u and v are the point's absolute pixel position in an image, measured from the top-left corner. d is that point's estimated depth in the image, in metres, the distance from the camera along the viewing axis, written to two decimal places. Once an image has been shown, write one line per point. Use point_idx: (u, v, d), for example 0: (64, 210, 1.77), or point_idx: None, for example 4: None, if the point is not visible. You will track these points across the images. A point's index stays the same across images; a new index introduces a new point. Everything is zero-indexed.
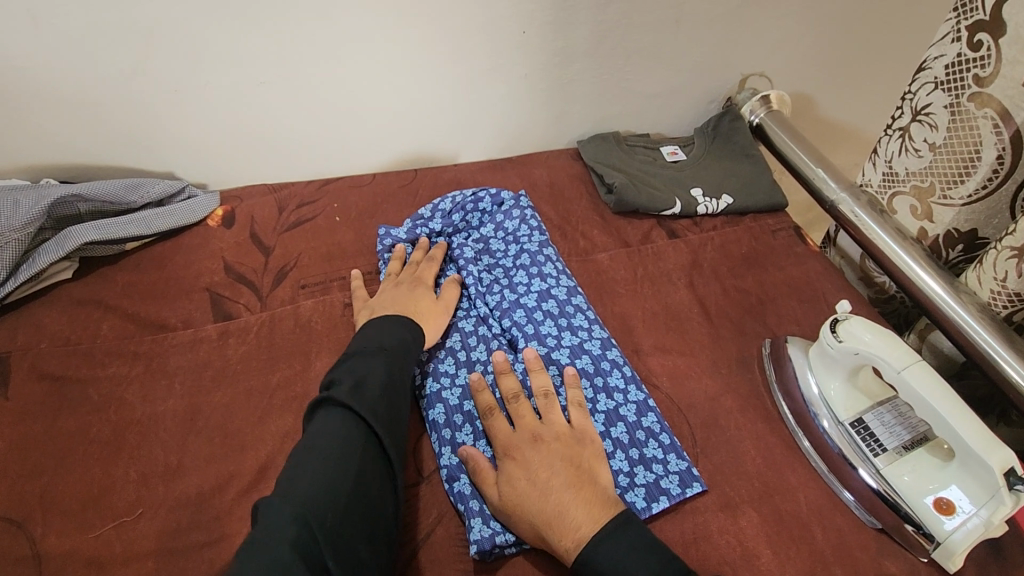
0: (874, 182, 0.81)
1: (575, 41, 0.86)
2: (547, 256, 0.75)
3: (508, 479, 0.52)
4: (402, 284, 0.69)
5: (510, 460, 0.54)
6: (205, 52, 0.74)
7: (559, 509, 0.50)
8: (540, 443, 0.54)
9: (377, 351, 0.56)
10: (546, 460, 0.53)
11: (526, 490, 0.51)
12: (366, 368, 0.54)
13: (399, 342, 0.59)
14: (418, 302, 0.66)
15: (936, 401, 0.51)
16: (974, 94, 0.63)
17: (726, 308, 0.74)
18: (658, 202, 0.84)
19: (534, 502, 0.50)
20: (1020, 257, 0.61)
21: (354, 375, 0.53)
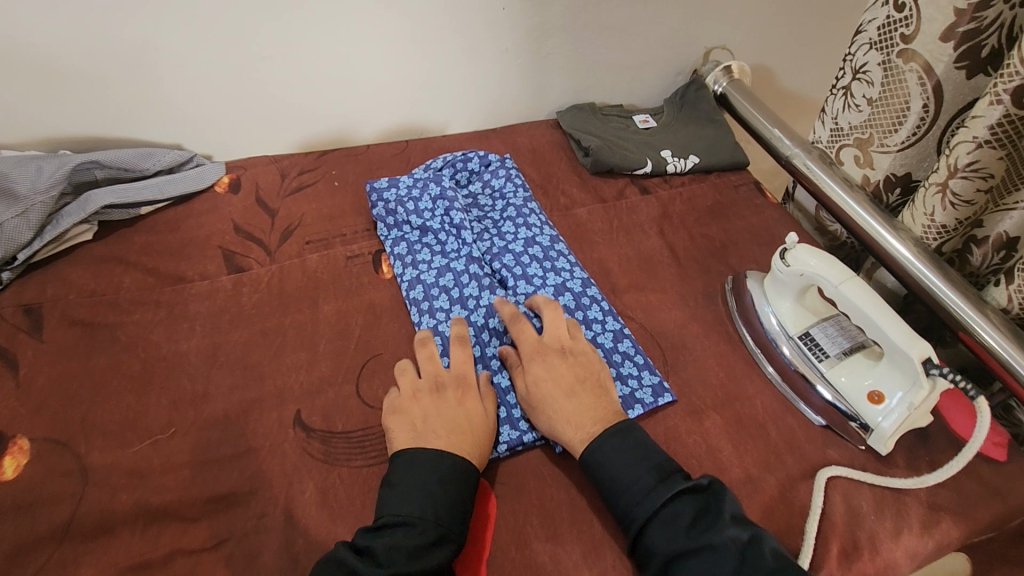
0: (824, 139, 0.90)
1: (552, 17, 0.94)
2: (532, 210, 0.82)
3: (536, 378, 0.61)
4: (447, 392, 0.60)
5: (538, 364, 0.62)
6: (211, 28, 0.80)
7: (578, 408, 0.59)
8: (567, 355, 0.63)
9: (428, 529, 0.50)
10: (571, 369, 0.62)
11: (552, 391, 0.60)
12: (406, 547, 0.49)
13: (458, 511, 0.52)
14: (470, 421, 0.58)
15: (868, 306, 0.59)
16: (901, 51, 0.72)
17: (694, 252, 0.83)
18: (631, 162, 0.92)
19: (557, 400, 0.59)
20: (943, 192, 0.70)
21: (390, 555, 0.48)
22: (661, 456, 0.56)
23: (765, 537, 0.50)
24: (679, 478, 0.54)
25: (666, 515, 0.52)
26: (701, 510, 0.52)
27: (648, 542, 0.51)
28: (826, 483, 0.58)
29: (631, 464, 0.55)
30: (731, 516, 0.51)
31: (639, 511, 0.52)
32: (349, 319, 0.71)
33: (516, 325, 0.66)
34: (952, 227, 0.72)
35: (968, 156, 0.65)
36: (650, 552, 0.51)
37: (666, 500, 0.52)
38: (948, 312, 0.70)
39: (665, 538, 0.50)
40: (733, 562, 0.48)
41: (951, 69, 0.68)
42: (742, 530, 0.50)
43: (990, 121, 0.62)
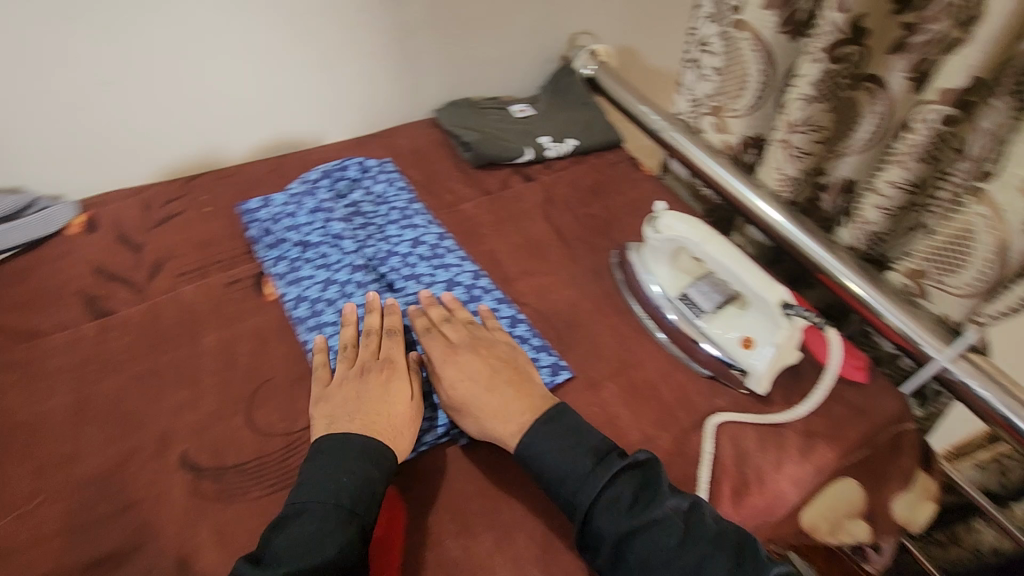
0: (684, 110, 0.94)
1: (411, 16, 0.93)
2: (416, 210, 0.82)
3: (451, 380, 0.60)
4: (365, 377, 0.60)
5: (455, 365, 0.61)
6: (37, 58, 0.74)
7: (502, 404, 0.59)
8: (481, 350, 0.63)
9: (328, 512, 0.49)
10: (487, 364, 0.61)
11: (473, 389, 0.59)
12: (307, 537, 0.48)
13: (363, 489, 0.51)
14: (391, 406, 0.58)
15: (728, 261, 0.63)
16: (733, 21, 0.77)
17: (579, 232, 0.85)
18: (510, 152, 0.94)
19: (478, 398, 0.59)
20: (785, 146, 0.76)
21: (291, 551, 0.47)
22: (595, 436, 0.56)
23: (701, 502, 0.54)
24: (616, 456, 0.55)
25: (610, 495, 0.53)
26: (642, 484, 0.54)
27: (594, 523, 0.52)
28: (715, 431, 0.62)
29: (568, 451, 0.55)
30: (670, 488, 0.54)
31: (581, 497, 0.53)
32: (233, 348, 0.68)
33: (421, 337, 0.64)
34: (799, 177, 0.79)
35: (800, 111, 0.71)
36: (597, 535, 0.51)
37: (607, 479, 0.53)
38: (806, 256, 0.76)
39: (611, 518, 0.52)
40: (680, 532, 0.51)
41: (776, 33, 0.74)
42: (683, 499, 0.53)
43: (812, 78, 0.67)
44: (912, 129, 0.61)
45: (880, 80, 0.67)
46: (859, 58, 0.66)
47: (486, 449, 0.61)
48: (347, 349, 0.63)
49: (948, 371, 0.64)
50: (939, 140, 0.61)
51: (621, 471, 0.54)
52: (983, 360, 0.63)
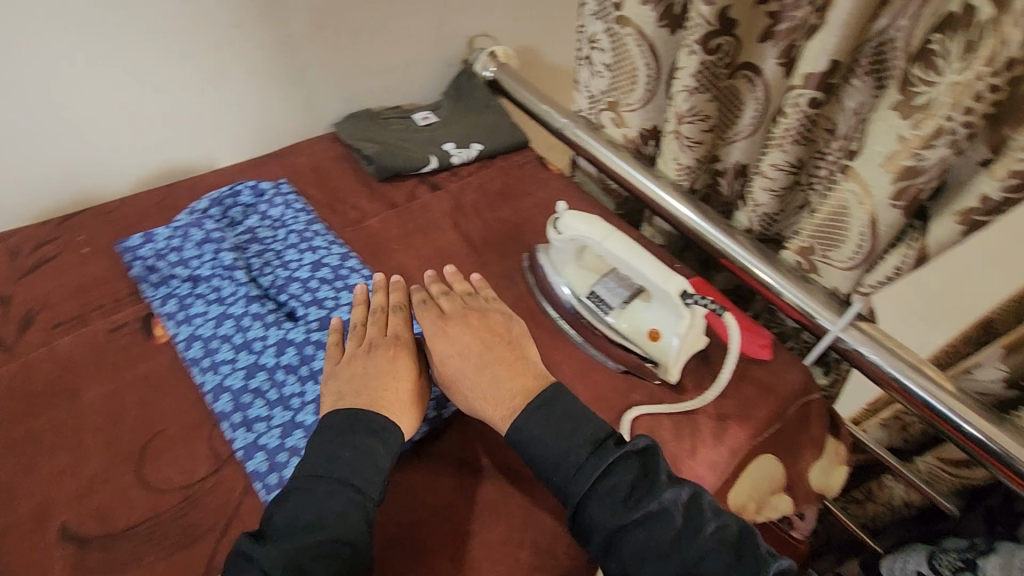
0: (585, 107, 0.94)
1: (295, 28, 0.89)
2: (316, 231, 0.77)
3: (441, 355, 0.61)
4: (376, 352, 0.60)
5: (444, 344, 0.61)
6: None
7: (492, 382, 0.59)
8: (476, 325, 0.63)
9: (331, 487, 0.50)
10: (478, 339, 0.61)
11: (466, 368, 0.60)
12: (306, 516, 0.48)
13: (368, 466, 0.52)
14: (400, 384, 0.58)
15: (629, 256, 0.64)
16: (617, 17, 0.77)
17: (488, 238, 0.84)
18: (414, 162, 0.92)
19: (470, 376, 0.59)
20: (678, 137, 0.77)
21: (289, 528, 0.48)
22: (590, 423, 0.55)
23: (701, 492, 0.54)
24: (612, 443, 0.54)
25: (606, 487, 0.52)
26: (641, 472, 0.53)
27: (589, 514, 0.51)
28: (632, 425, 0.63)
29: (561, 439, 0.54)
30: (667, 478, 0.53)
31: (575, 486, 0.52)
32: (120, 401, 0.62)
33: (415, 309, 0.65)
34: (695, 165, 0.81)
35: (686, 102, 0.72)
36: (592, 527, 0.51)
37: (600, 472, 0.52)
38: (709, 242, 0.78)
39: (608, 510, 0.51)
40: (676, 525, 0.50)
41: (657, 27, 0.75)
42: (682, 489, 0.53)
43: (692, 70, 0.69)
44: (785, 113, 0.63)
45: (755, 67, 0.69)
46: (732, 48, 0.68)
47: (407, 472, 0.60)
48: (354, 327, 0.63)
49: (841, 340, 0.67)
50: (811, 122, 0.63)
51: (620, 461, 0.53)
52: (869, 326, 0.67)
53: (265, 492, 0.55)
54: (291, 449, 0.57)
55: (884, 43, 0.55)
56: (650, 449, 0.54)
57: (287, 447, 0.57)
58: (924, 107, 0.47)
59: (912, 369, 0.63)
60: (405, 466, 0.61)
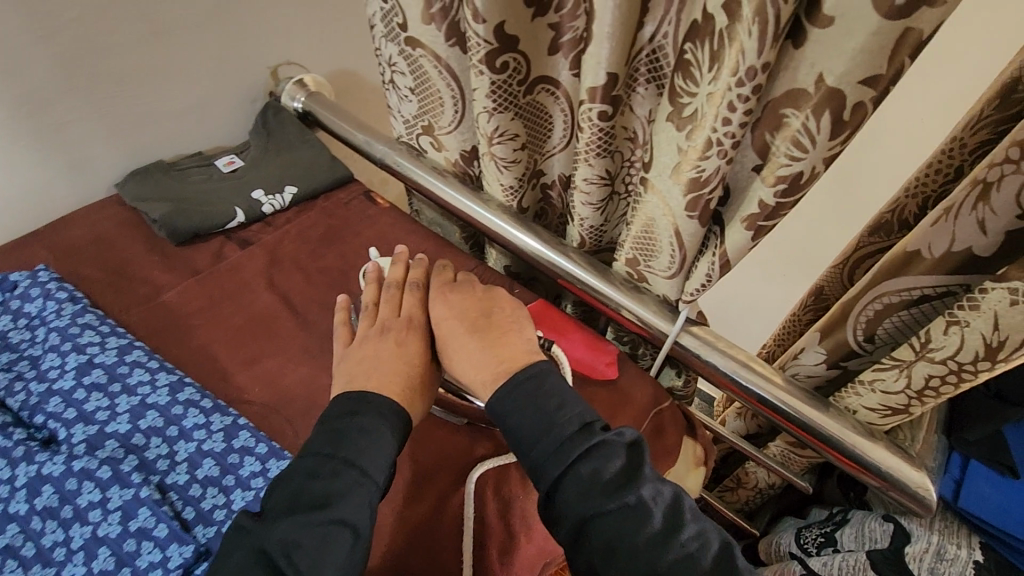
0: (403, 133, 0.87)
1: (34, 81, 0.74)
2: (85, 324, 0.63)
3: (446, 323, 0.60)
4: (389, 334, 0.59)
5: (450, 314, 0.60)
6: None
7: (488, 349, 0.57)
8: (477, 291, 0.63)
9: (336, 468, 0.48)
10: (478, 305, 0.61)
11: (469, 334, 0.58)
12: (309, 500, 0.46)
13: (381, 454, 0.50)
14: (403, 369, 0.56)
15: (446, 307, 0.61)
16: (406, 39, 0.71)
17: (311, 293, 0.75)
18: (214, 219, 0.81)
19: (471, 342, 0.57)
20: (493, 159, 0.73)
21: (289, 507, 0.46)
22: (579, 403, 0.52)
23: (682, 494, 0.51)
24: (598, 427, 0.51)
25: (584, 472, 0.48)
26: (626, 464, 0.50)
27: (559, 497, 0.48)
28: (477, 485, 0.57)
29: (540, 419, 0.51)
30: (651, 473, 0.50)
31: (551, 465, 0.49)
32: None
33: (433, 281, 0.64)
34: (518, 184, 0.77)
35: (490, 123, 0.68)
36: (563, 510, 0.48)
37: (578, 454, 0.49)
38: (545, 264, 0.75)
39: (580, 495, 0.48)
40: (653, 527, 0.47)
41: (447, 48, 0.69)
42: (666, 487, 0.50)
43: (486, 90, 0.65)
44: (581, 128, 0.60)
45: (552, 80, 0.66)
46: (522, 64, 0.64)
47: None
48: (366, 309, 0.62)
49: (678, 347, 0.66)
50: (609, 134, 0.61)
51: (613, 450, 0.49)
52: (702, 330, 0.66)
53: None
54: None
55: (656, 49, 0.54)
56: (638, 447, 0.51)
57: None
58: (692, 117, 0.46)
59: (745, 367, 0.63)
60: None
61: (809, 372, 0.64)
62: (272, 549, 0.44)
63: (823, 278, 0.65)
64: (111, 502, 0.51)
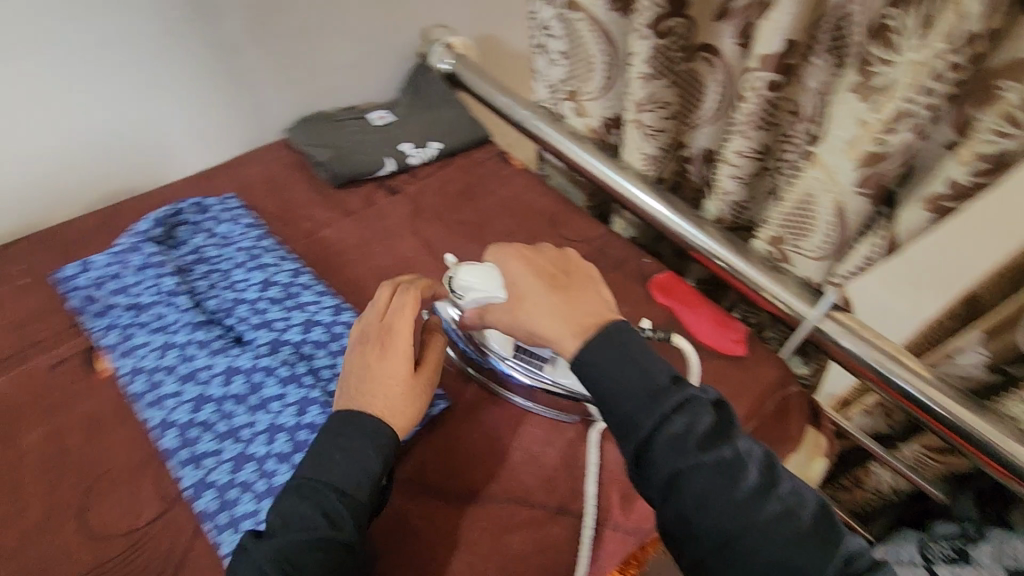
0: (545, 98, 0.90)
1: (233, 31, 0.84)
2: (264, 248, 0.75)
3: (525, 301, 0.58)
4: (369, 347, 0.56)
5: (529, 290, 0.58)
6: None
7: (562, 314, 0.55)
8: (541, 268, 0.60)
9: (319, 487, 0.49)
10: (547, 281, 0.58)
11: (548, 303, 0.56)
12: (300, 515, 0.48)
13: (364, 472, 0.50)
14: (391, 388, 0.54)
15: (522, 278, 0.59)
16: (567, 3, 0.73)
17: (450, 242, 0.80)
18: (369, 165, 0.88)
19: (546, 314, 0.56)
20: (639, 126, 0.74)
21: (283, 524, 0.48)
22: (662, 361, 0.52)
23: (772, 455, 0.51)
24: (685, 383, 0.51)
25: (676, 427, 0.48)
26: (716, 420, 0.50)
27: (650, 452, 0.48)
28: (600, 436, 0.60)
29: (626, 371, 0.50)
30: (741, 430, 0.51)
31: (644, 417, 0.49)
32: (60, 443, 0.60)
33: (504, 260, 0.61)
34: (660, 153, 0.77)
35: (643, 90, 0.69)
36: (656, 464, 0.48)
37: (671, 407, 0.49)
38: (678, 235, 0.75)
39: (673, 448, 0.48)
40: (748, 483, 0.48)
41: (610, 11, 0.71)
42: (756, 446, 0.50)
43: (645, 56, 0.66)
44: (743, 98, 0.60)
45: (712, 48, 0.66)
46: (686, 30, 0.65)
47: None
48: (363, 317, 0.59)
49: (816, 332, 0.64)
50: (773, 106, 0.60)
51: (698, 403, 0.50)
52: (845, 317, 0.63)
53: (215, 532, 0.53)
54: (242, 485, 0.54)
55: (842, 18, 0.51)
56: (723, 410, 0.51)
57: (237, 483, 0.55)
58: (883, 89, 0.45)
59: (891, 360, 0.60)
60: None
61: (960, 375, 0.61)
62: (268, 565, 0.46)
63: (979, 284, 0.61)
64: (289, 397, 0.59)
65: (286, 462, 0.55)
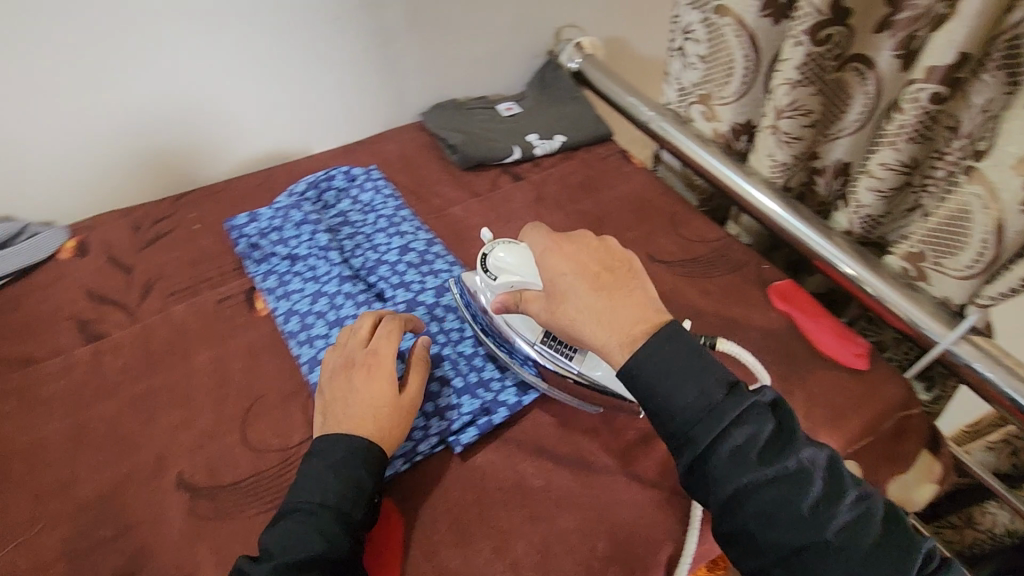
0: (673, 100, 0.92)
1: (391, 20, 0.92)
2: (403, 217, 0.82)
3: (570, 300, 0.54)
4: (354, 372, 0.58)
5: (573, 289, 0.54)
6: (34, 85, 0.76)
7: (609, 321, 0.52)
8: (584, 263, 0.55)
9: (311, 508, 0.50)
10: (591, 279, 0.54)
11: (593, 306, 0.52)
12: (300, 533, 0.48)
13: (353, 490, 0.51)
14: (376, 408, 0.55)
15: (566, 274, 0.55)
16: (716, 7, 0.75)
17: (571, 230, 0.84)
18: (498, 152, 0.93)
19: (590, 319, 0.52)
20: (775, 132, 0.74)
21: (285, 543, 0.48)
22: (721, 363, 0.49)
23: (837, 458, 0.48)
24: (743, 388, 0.48)
25: (737, 439, 0.45)
26: (776, 428, 0.47)
27: (709, 468, 0.46)
28: None
29: (684, 377, 0.47)
30: (804, 435, 0.47)
31: (704, 429, 0.46)
32: (225, 367, 0.68)
33: (547, 250, 0.57)
34: (792, 162, 0.77)
35: (787, 96, 0.69)
36: (718, 479, 0.46)
37: (732, 418, 0.46)
38: (802, 244, 0.75)
39: (735, 462, 0.45)
40: (815, 493, 0.45)
41: (760, 18, 0.72)
42: (820, 451, 0.47)
43: (797, 61, 0.67)
44: (901, 109, 0.60)
45: (867, 60, 0.67)
46: (843, 38, 0.65)
47: (484, 454, 0.60)
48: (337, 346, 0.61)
49: (950, 354, 0.63)
50: (931, 119, 0.60)
51: (755, 411, 0.47)
52: (983, 340, 0.62)
53: None
54: None
55: (1019, 36, 0.52)
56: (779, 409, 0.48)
57: None
58: None
59: None
60: (479, 445, 0.61)
61: None
62: None
63: None
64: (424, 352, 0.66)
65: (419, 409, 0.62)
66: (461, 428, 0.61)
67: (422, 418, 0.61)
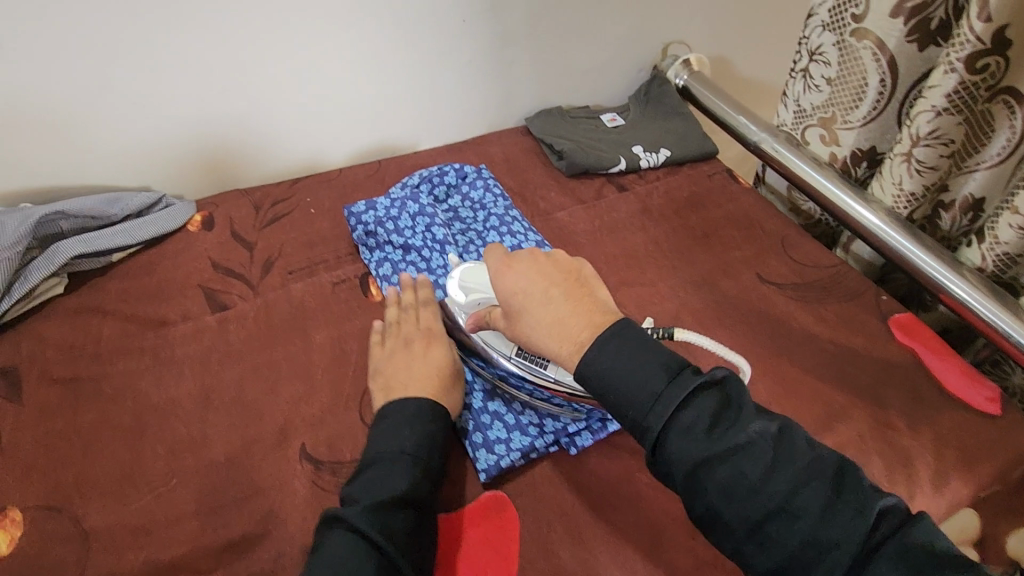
0: (788, 122, 0.90)
1: (510, 25, 0.94)
2: (514, 217, 0.83)
3: (529, 317, 0.54)
4: (414, 344, 0.63)
5: (528, 307, 0.54)
6: (181, 65, 0.80)
7: (561, 338, 0.52)
8: (534, 279, 0.54)
9: (389, 457, 0.53)
10: (540, 296, 0.53)
11: (548, 324, 0.52)
12: (383, 479, 0.51)
13: (425, 441, 0.55)
14: (441, 369, 0.61)
15: (517, 293, 0.54)
16: (854, 30, 0.74)
17: (679, 243, 0.83)
18: (605, 161, 0.93)
19: (547, 337, 0.52)
20: (908, 160, 0.72)
21: (370, 490, 0.50)
22: (663, 350, 0.48)
23: (793, 424, 0.47)
24: (689, 371, 0.47)
25: (686, 419, 0.45)
26: (721, 403, 0.46)
27: (666, 452, 0.45)
28: None
29: (632, 370, 0.47)
30: (753, 407, 0.46)
31: (652, 420, 0.46)
32: (343, 347, 0.70)
33: (499, 268, 0.56)
34: (921, 194, 0.74)
35: (930, 124, 0.67)
36: (671, 462, 0.45)
37: (677, 402, 0.45)
38: (926, 277, 0.72)
39: (687, 444, 0.45)
40: (767, 459, 0.44)
41: (904, 43, 0.71)
42: (770, 422, 0.46)
43: (946, 89, 0.65)
44: None
45: (1018, 93, 0.64)
46: (1000, 69, 0.63)
47: (598, 458, 0.60)
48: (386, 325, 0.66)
49: None
50: None
51: (699, 387, 0.46)
52: None
53: (471, 448, 0.60)
54: (495, 415, 0.62)
55: None
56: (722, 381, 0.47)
57: (490, 413, 0.62)
58: None
59: None
60: (592, 448, 0.61)
61: None
62: (367, 527, 0.47)
63: None
64: None
65: (533, 408, 0.63)
66: (575, 430, 0.61)
67: (536, 415, 0.62)
